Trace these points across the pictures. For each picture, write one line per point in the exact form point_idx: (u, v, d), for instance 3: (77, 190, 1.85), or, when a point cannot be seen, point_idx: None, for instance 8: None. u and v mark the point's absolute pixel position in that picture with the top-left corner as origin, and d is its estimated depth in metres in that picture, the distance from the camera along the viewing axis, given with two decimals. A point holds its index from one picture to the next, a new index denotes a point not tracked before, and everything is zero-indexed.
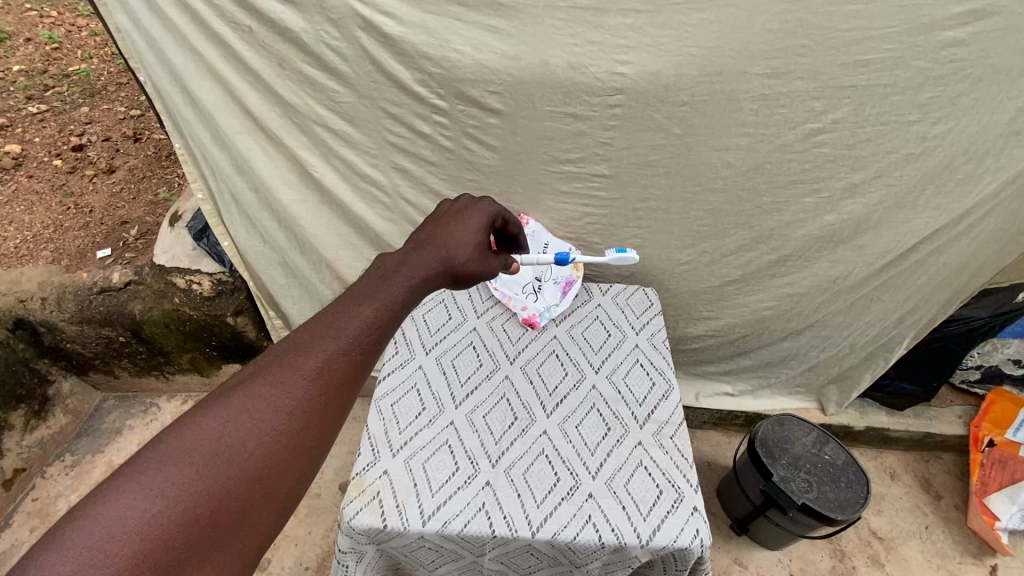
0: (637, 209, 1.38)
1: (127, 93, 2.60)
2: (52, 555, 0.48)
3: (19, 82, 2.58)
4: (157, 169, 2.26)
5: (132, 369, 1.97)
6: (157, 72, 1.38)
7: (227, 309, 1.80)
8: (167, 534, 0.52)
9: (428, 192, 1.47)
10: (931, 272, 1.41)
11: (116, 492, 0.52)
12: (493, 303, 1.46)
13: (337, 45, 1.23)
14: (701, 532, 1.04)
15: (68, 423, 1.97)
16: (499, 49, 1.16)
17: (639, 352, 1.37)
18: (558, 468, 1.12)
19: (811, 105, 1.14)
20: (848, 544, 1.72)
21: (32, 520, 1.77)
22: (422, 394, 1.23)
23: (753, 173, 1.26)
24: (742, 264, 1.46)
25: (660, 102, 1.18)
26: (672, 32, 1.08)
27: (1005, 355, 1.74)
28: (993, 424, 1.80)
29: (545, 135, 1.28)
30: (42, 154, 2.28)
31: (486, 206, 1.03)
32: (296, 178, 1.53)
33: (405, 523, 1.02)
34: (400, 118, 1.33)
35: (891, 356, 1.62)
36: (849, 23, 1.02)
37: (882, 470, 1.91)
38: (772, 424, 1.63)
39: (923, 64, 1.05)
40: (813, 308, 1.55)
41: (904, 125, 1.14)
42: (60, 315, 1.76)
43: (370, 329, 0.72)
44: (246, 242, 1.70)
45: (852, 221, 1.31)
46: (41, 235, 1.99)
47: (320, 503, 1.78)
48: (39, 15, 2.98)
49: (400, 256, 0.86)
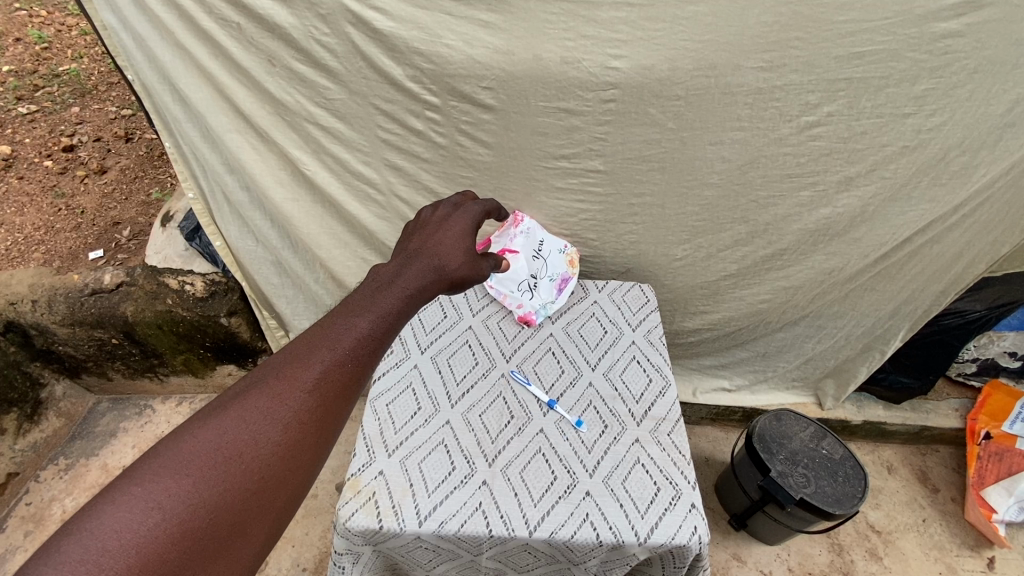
0: (632, 205, 1.38)
1: (118, 93, 2.58)
2: (47, 568, 0.47)
3: (9, 83, 2.55)
4: (149, 168, 2.25)
5: (125, 370, 1.96)
6: (146, 71, 1.37)
7: (221, 310, 1.77)
8: (162, 546, 0.51)
9: (422, 190, 1.45)
10: (925, 263, 1.40)
11: (110, 505, 0.50)
12: (489, 301, 1.44)
13: (326, 41, 1.21)
14: (699, 529, 1.03)
15: (62, 426, 1.95)
16: (491, 44, 1.15)
17: (636, 348, 1.36)
18: (555, 466, 1.12)
19: (806, 98, 1.13)
20: (846, 538, 1.72)
21: (27, 525, 1.76)
22: (418, 394, 1.22)
23: (748, 167, 1.26)
24: (738, 259, 1.46)
25: (655, 96, 1.17)
26: (665, 25, 1.07)
27: (1001, 348, 1.73)
28: (989, 416, 1.79)
29: (540, 130, 1.27)
30: (32, 155, 2.26)
31: (468, 221, 1.04)
32: (289, 177, 1.51)
33: (402, 523, 1.01)
34: (392, 114, 1.31)
35: (887, 348, 1.62)
36: (843, 15, 1.02)
37: (879, 465, 1.91)
38: (770, 420, 1.62)
39: (918, 56, 1.04)
40: (808, 300, 1.55)
41: (899, 117, 1.13)
42: (51, 317, 1.73)
43: (366, 339, 0.70)
44: (238, 241, 1.70)
45: (847, 214, 1.31)
46: (32, 236, 1.98)
47: (317, 504, 1.77)
48: (28, 15, 2.94)
49: (396, 266, 0.85)
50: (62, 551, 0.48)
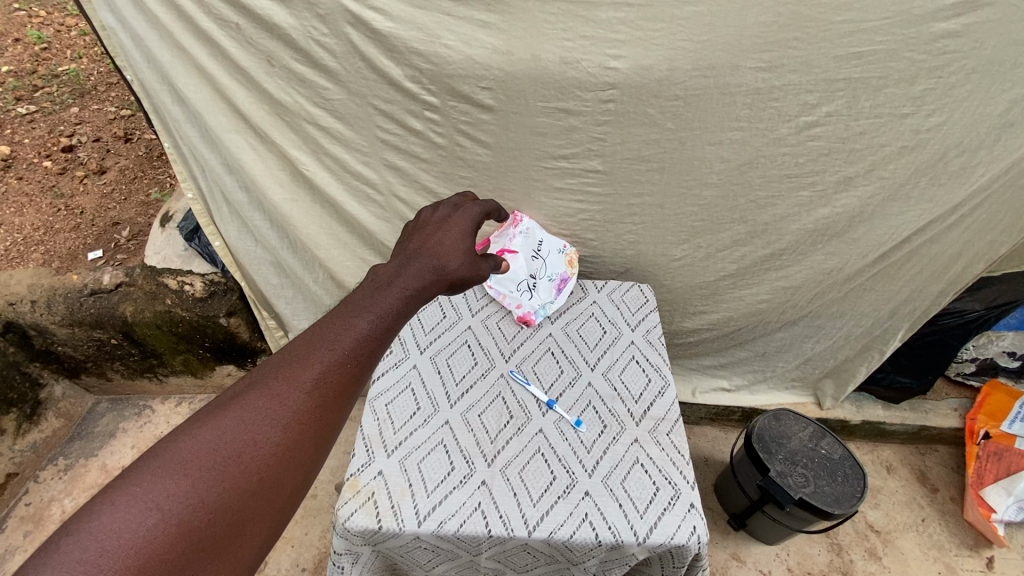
0: (631, 205, 1.38)
1: (117, 93, 2.58)
2: (46, 568, 0.47)
3: (8, 83, 2.55)
4: (149, 168, 2.25)
5: (124, 371, 1.95)
6: (145, 71, 1.37)
7: (220, 310, 1.76)
8: (161, 547, 0.51)
9: (421, 190, 1.45)
10: (923, 263, 1.41)
11: (109, 506, 0.50)
12: (488, 301, 1.44)
13: (325, 41, 1.22)
14: (699, 529, 1.03)
15: (61, 426, 1.95)
16: (489, 44, 1.15)
17: (635, 348, 1.36)
18: (554, 466, 1.12)
19: (804, 98, 1.13)
20: (846, 538, 1.72)
21: (26, 525, 1.75)
22: (417, 394, 1.22)
23: (747, 167, 1.26)
24: (737, 259, 1.46)
25: (653, 96, 1.17)
26: (663, 25, 1.07)
27: (1000, 348, 1.73)
28: (988, 416, 1.80)
29: (538, 130, 1.27)
30: (31, 155, 2.26)
31: (468, 222, 1.04)
32: (288, 177, 1.51)
33: (401, 523, 1.01)
34: (391, 114, 1.31)
35: (886, 348, 1.62)
36: (841, 15, 1.02)
37: (878, 464, 1.91)
38: (768, 420, 1.62)
39: (916, 56, 1.04)
40: (807, 300, 1.55)
41: (898, 117, 1.13)
42: (50, 317, 1.73)
43: (366, 340, 0.70)
44: (237, 241, 1.70)
45: (846, 214, 1.31)
46: (32, 236, 1.98)
47: (316, 504, 1.77)
48: (28, 15, 2.94)
49: (395, 266, 0.85)
50: (61, 551, 0.48)
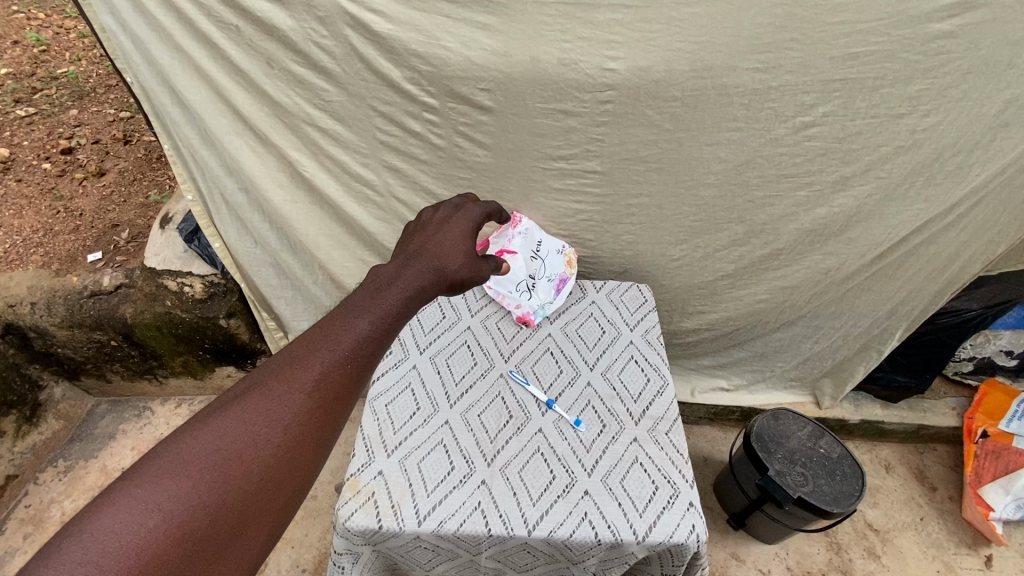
0: (629, 205, 1.39)
1: (116, 96, 2.58)
2: (47, 568, 0.47)
3: (7, 85, 2.55)
4: (148, 170, 2.25)
5: (124, 373, 1.96)
6: (144, 73, 1.37)
7: (220, 311, 1.77)
8: (162, 547, 0.51)
9: (420, 191, 1.46)
10: (920, 262, 1.41)
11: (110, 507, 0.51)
12: (488, 301, 1.45)
13: (325, 43, 1.22)
14: (697, 528, 1.03)
15: (61, 428, 1.96)
16: (488, 46, 1.15)
17: (633, 348, 1.37)
18: (553, 465, 1.12)
19: (801, 98, 1.14)
20: (844, 537, 1.73)
21: (26, 527, 1.75)
22: (417, 394, 1.23)
23: (744, 167, 1.27)
24: (735, 259, 1.47)
25: (651, 97, 1.18)
26: (661, 26, 1.07)
27: (998, 347, 1.74)
28: (987, 415, 1.81)
29: (537, 131, 1.27)
30: (30, 158, 2.26)
31: (468, 222, 1.04)
32: (287, 179, 1.52)
33: (401, 523, 1.01)
34: (390, 116, 1.32)
35: (884, 348, 1.63)
36: (837, 16, 1.02)
37: (876, 463, 1.91)
38: (767, 419, 1.63)
39: (912, 57, 1.05)
40: (805, 300, 1.55)
41: (894, 118, 1.14)
42: (50, 319, 1.73)
43: (366, 340, 0.71)
44: (236, 242, 1.71)
45: (843, 213, 1.31)
46: (31, 238, 1.99)
47: (316, 505, 1.77)
48: (27, 18, 2.95)
49: (395, 267, 0.86)
50: (62, 552, 0.48)
